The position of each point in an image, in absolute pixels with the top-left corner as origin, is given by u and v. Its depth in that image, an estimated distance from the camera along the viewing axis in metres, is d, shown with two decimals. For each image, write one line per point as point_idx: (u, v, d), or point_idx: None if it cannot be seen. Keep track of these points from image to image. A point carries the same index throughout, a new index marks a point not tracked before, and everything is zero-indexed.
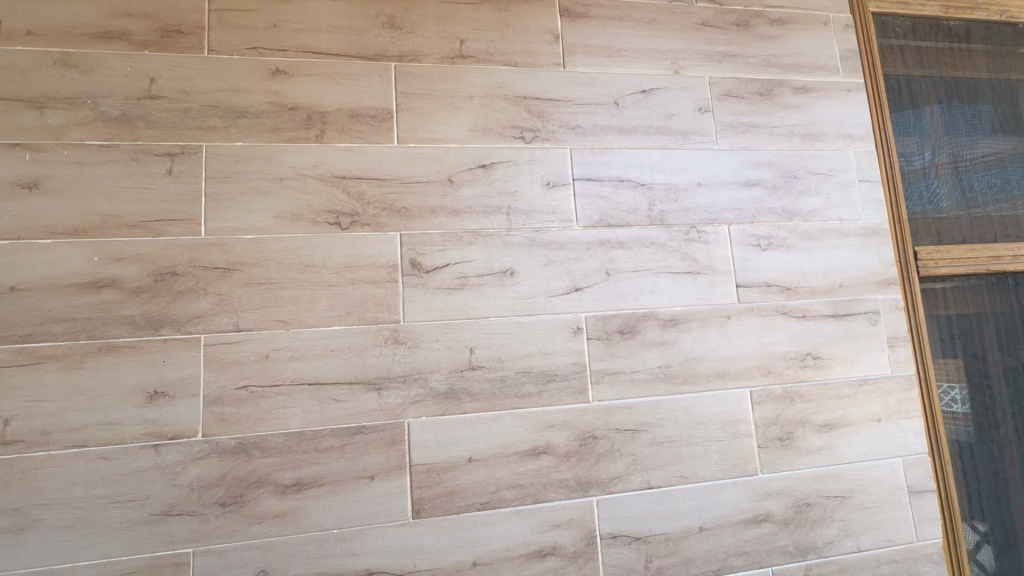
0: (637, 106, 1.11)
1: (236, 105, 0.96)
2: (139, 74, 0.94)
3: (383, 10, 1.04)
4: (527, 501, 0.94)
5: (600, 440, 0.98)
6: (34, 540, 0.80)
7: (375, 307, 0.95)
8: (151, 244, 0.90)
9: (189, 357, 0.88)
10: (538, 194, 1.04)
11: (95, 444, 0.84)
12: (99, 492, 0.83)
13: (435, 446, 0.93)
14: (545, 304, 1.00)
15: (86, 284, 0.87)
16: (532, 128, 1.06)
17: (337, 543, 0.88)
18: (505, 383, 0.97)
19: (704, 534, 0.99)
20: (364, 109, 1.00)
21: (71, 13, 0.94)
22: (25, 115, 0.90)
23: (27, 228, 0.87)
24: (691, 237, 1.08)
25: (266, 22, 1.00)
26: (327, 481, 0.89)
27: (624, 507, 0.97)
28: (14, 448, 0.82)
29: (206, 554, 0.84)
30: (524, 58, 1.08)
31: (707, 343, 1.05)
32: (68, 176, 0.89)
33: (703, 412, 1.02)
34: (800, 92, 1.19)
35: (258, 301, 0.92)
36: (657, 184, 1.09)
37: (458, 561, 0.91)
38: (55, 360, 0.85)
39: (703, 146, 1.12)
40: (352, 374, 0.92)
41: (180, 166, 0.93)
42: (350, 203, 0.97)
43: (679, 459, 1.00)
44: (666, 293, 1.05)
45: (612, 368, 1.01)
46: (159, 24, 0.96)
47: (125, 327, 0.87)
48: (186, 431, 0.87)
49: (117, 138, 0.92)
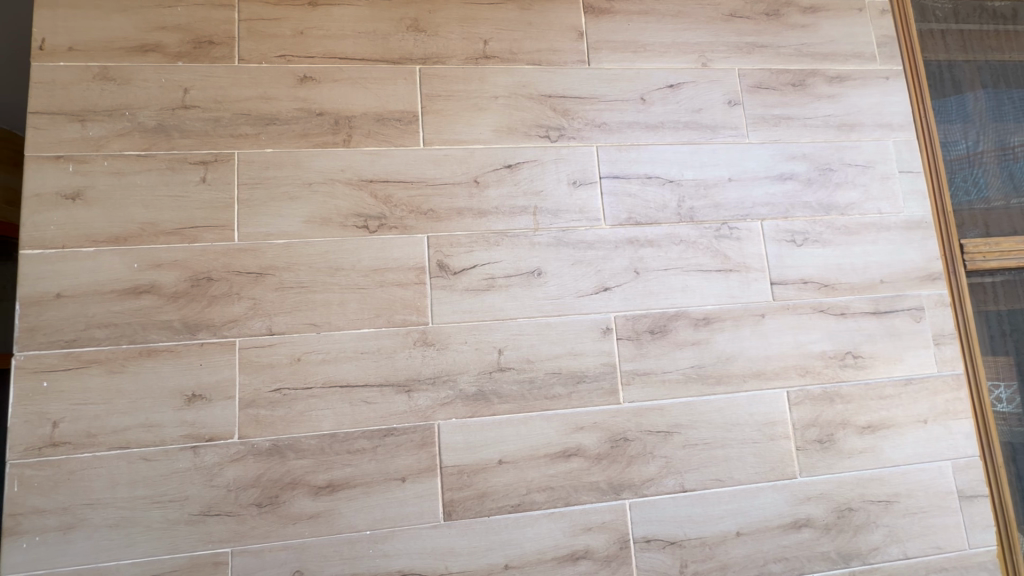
0: (663, 101, 1.09)
1: (266, 112, 0.98)
2: (173, 85, 0.97)
3: (407, 14, 1.05)
4: (558, 504, 0.93)
5: (632, 442, 0.97)
6: (80, 538, 0.83)
7: (403, 309, 0.95)
8: (187, 251, 0.92)
9: (223, 360, 0.90)
10: (564, 193, 1.03)
11: (137, 445, 0.86)
12: (142, 492, 0.85)
13: (465, 448, 0.93)
14: (573, 305, 0.99)
15: (126, 290, 0.90)
16: (557, 126, 1.05)
17: (369, 545, 0.88)
18: (534, 385, 0.96)
19: (741, 539, 0.96)
20: (390, 112, 1.01)
21: (109, 27, 0.97)
22: (67, 128, 0.93)
23: (71, 236, 0.90)
24: (722, 234, 1.05)
25: (293, 30, 1.01)
26: (359, 482, 0.90)
27: (658, 510, 0.95)
28: (61, 449, 0.85)
29: (244, 554, 0.86)
30: (548, 57, 1.07)
31: (740, 342, 1.02)
32: (108, 185, 0.92)
33: (738, 413, 0.99)
34: (835, 81, 1.15)
35: (289, 304, 0.93)
36: (685, 180, 1.06)
37: (490, 564, 0.90)
38: (98, 364, 0.88)
39: (734, 140, 1.09)
40: (382, 376, 0.93)
41: (213, 174, 0.95)
42: (378, 206, 0.98)
43: (713, 461, 0.97)
44: (697, 291, 1.03)
45: (643, 369, 0.99)
46: (191, 36, 0.99)
47: (163, 331, 0.90)
48: (223, 433, 0.88)
49: (153, 147, 0.94)
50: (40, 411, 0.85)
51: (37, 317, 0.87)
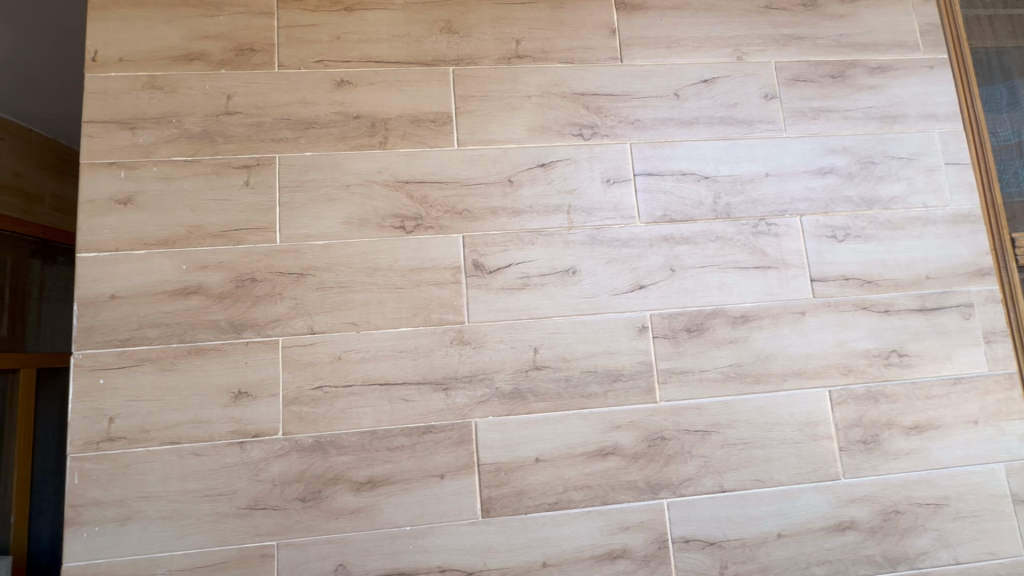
0: (698, 96, 1.07)
1: (305, 117, 1.00)
2: (217, 92, 1.00)
3: (441, 16, 1.06)
4: (595, 503, 0.93)
5: (669, 441, 0.96)
6: (136, 528, 0.86)
7: (440, 308, 0.96)
8: (232, 252, 0.95)
9: (268, 358, 0.93)
10: (597, 191, 1.02)
11: (187, 440, 0.89)
12: (193, 486, 0.88)
13: (502, 445, 0.93)
14: (609, 303, 0.99)
15: (175, 291, 0.93)
16: (591, 124, 1.05)
17: (410, 540, 0.89)
18: (570, 383, 0.96)
19: (783, 541, 0.94)
20: (425, 114, 1.02)
21: (156, 38, 1.01)
22: (119, 135, 0.97)
23: (123, 239, 0.94)
24: (760, 230, 1.04)
25: (330, 35, 1.03)
26: (399, 479, 0.91)
27: (697, 510, 0.94)
28: (117, 444, 0.88)
29: (289, 547, 0.88)
30: (580, 54, 1.07)
31: (780, 341, 1.00)
32: (157, 190, 0.96)
33: (778, 413, 0.98)
34: (876, 72, 1.12)
35: (329, 304, 0.95)
36: (722, 176, 1.05)
37: (528, 561, 0.90)
38: (150, 362, 0.91)
39: (771, 135, 1.07)
40: (420, 374, 0.94)
41: (256, 177, 0.98)
42: (414, 207, 0.99)
43: (752, 461, 0.96)
44: (734, 289, 1.01)
45: (680, 367, 0.98)
46: (233, 44, 1.02)
47: (210, 331, 0.93)
48: (268, 430, 0.91)
49: (199, 153, 0.97)
50: (97, 407, 0.89)
51: (94, 317, 0.91)
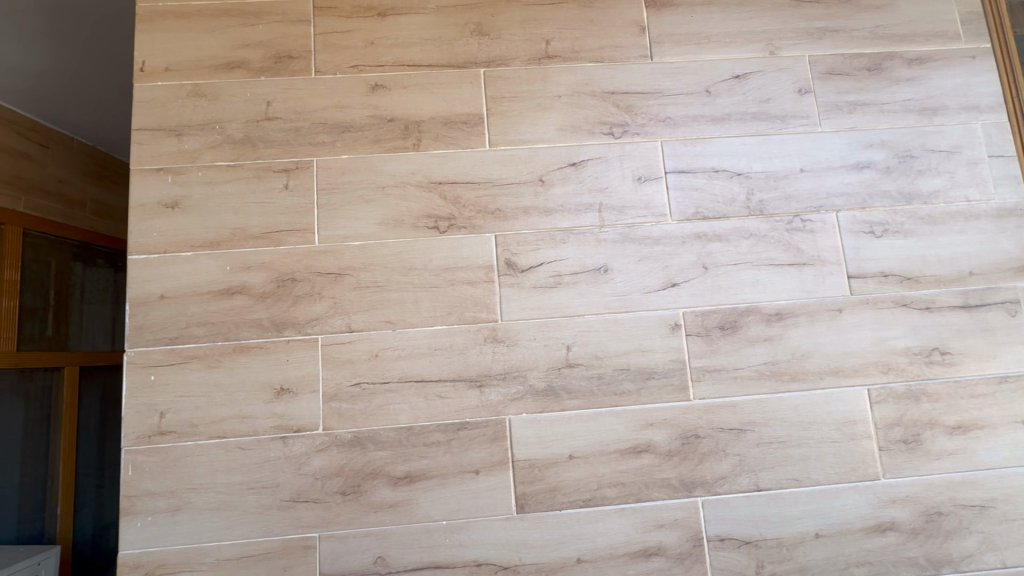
0: (729, 92, 1.07)
1: (341, 121, 1.03)
2: (257, 98, 1.03)
3: (471, 19, 1.07)
4: (629, 500, 0.93)
5: (703, 439, 0.95)
6: (186, 519, 0.90)
7: (473, 306, 0.98)
8: (273, 253, 0.98)
9: (308, 356, 0.96)
10: (628, 190, 1.03)
11: (233, 434, 0.93)
12: (238, 479, 0.91)
13: (536, 442, 0.94)
14: (641, 300, 0.99)
15: (220, 291, 0.97)
16: (621, 123, 1.05)
17: (446, 535, 0.91)
18: (603, 381, 0.96)
19: (821, 541, 0.93)
20: (457, 115, 1.04)
21: (200, 48, 1.05)
22: (166, 142, 1.01)
23: (171, 242, 0.98)
24: (795, 226, 1.02)
25: (364, 41, 1.06)
26: (435, 474, 0.93)
27: (732, 509, 0.94)
28: (168, 437, 0.92)
29: (330, 539, 0.91)
30: (610, 53, 1.07)
31: (816, 339, 0.99)
32: (202, 194, 1.00)
33: (815, 411, 0.96)
34: (914, 64, 1.09)
35: (367, 303, 0.97)
36: (755, 173, 1.04)
37: (563, 557, 0.91)
38: (198, 360, 0.95)
39: (805, 130, 1.06)
40: (454, 372, 0.96)
41: (295, 181, 1.01)
42: (447, 207, 1.01)
43: (789, 460, 0.95)
44: (769, 286, 1.00)
45: (713, 365, 0.98)
46: (272, 52, 1.05)
47: (254, 329, 0.96)
48: (309, 425, 0.94)
49: (241, 158, 1.01)
50: (149, 402, 0.93)
51: (145, 316, 0.95)
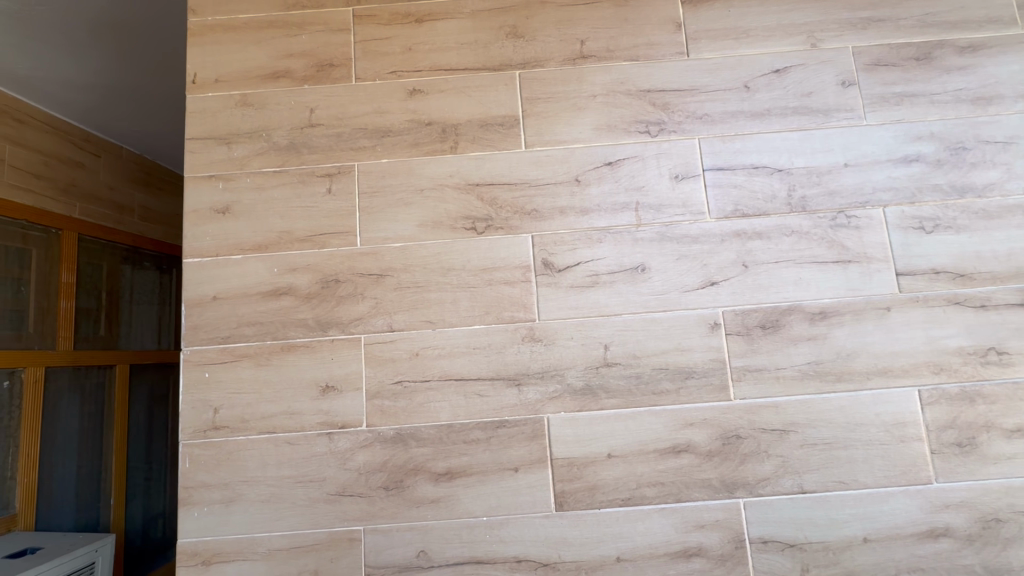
0: (769, 87, 1.05)
1: (381, 125, 1.06)
2: (301, 106, 1.07)
3: (506, 21, 1.09)
4: (668, 500, 0.93)
5: (745, 439, 0.94)
6: (238, 510, 0.94)
7: (511, 306, 0.99)
8: (317, 255, 1.02)
9: (352, 355, 0.99)
10: (666, 187, 1.02)
11: (282, 430, 0.97)
12: (287, 472, 0.95)
13: (574, 441, 0.95)
14: (679, 300, 0.98)
15: (269, 292, 1.01)
16: (658, 121, 1.04)
17: (487, 531, 0.93)
18: (641, 380, 0.96)
19: (869, 545, 0.90)
20: (493, 118, 1.05)
21: (247, 59, 1.09)
22: (217, 150, 1.06)
23: (222, 245, 1.02)
24: (839, 223, 1.00)
25: (402, 47, 1.08)
26: (475, 471, 0.95)
27: (775, 511, 0.92)
28: (221, 432, 0.97)
29: (375, 532, 0.93)
30: (645, 51, 1.07)
31: (862, 339, 0.96)
32: (251, 200, 1.04)
33: (862, 412, 0.94)
34: (966, 52, 1.05)
35: (407, 303, 1.00)
36: (796, 168, 1.02)
37: (602, 555, 0.92)
38: (248, 358, 0.99)
39: (850, 123, 1.03)
40: (493, 370, 0.97)
41: (337, 185, 1.04)
42: (484, 208, 1.02)
43: (835, 462, 0.93)
44: (812, 284, 0.98)
45: (754, 365, 0.96)
46: (314, 61, 1.09)
47: (300, 329, 1.00)
48: (353, 421, 0.97)
49: (287, 164, 1.05)
50: (203, 398, 0.98)
51: (199, 316, 1.00)
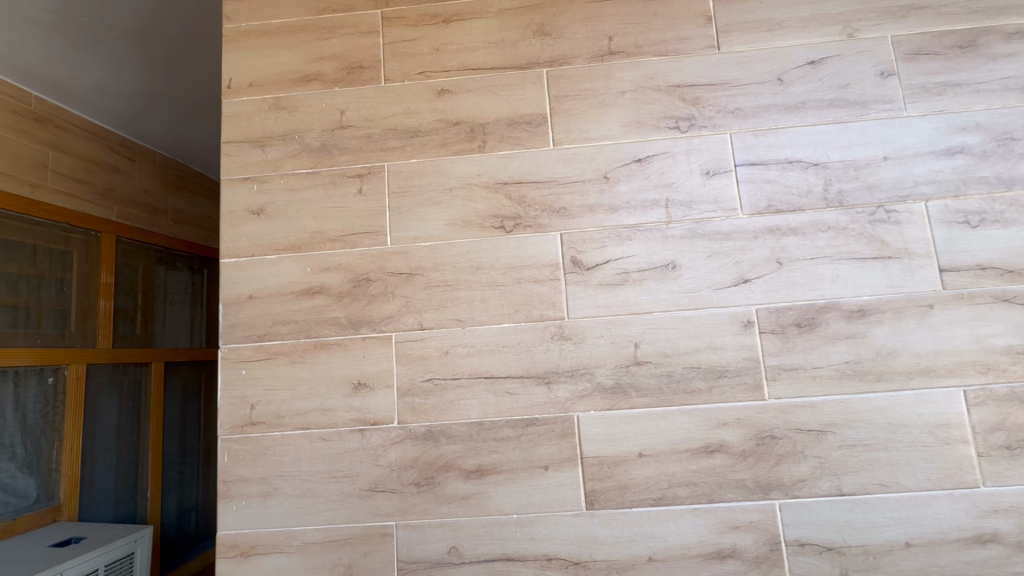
0: (804, 79, 1.02)
1: (410, 126, 1.07)
2: (332, 108, 1.09)
3: (534, 20, 1.09)
4: (701, 500, 0.92)
5: (780, 440, 0.92)
6: (275, 503, 0.97)
7: (540, 304, 0.99)
8: (349, 255, 1.03)
9: (383, 353, 1.00)
10: (696, 184, 1.01)
11: (316, 426, 0.99)
12: (321, 468, 0.97)
13: (605, 439, 0.95)
14: (711, 298, 0.97)
15: (302, 290, 1.03)
16: (688, 116, 1.03)
17: (517, 528, 0.93)
18: (673, 379, 0.95)
19: (912, 550, 0.88)
20: (521, 116, 1.05)
21: (280, 63, 1.12)
22: (251, 153, 1.08)
23: (257, 246, 1.05)
24: (878, 218, 0.97)
25: (430, 48, 1.09)
26: (505, 468, 0.95)
27: (812, 513, 0.90)
28: (258, 427, 0.99)
29: (407, 528, 0.95)
30: (675, 46, 1.05)
31: (903, 337, 0.93)
32: (284, 201, 1.06)
33: (904, 413, 0.91)
34: (1014, 38, 1.01)
35: (437, 301, 1.01)
36: (833, 162, 0.99)
37: (634, 555, 0.91)
38: (283, 355, 1.01)
39: (889, 115, 1.00)
40: (523, 368, 0.98)
41: (368, 185, 1.05)
42: (513, 207, 1.03)
43: (875, 464, 0.90)
44: (850, 281, 0.95)
45: (790, 364, 0.94)
46: (344, 63, 1.10)
47: (333, 327, 1.02)
48: (385, 418, 0.98)
49: (318, 165, 1.07)
50: (240, 394, 1.00)
51: (236, 315, 1.03)
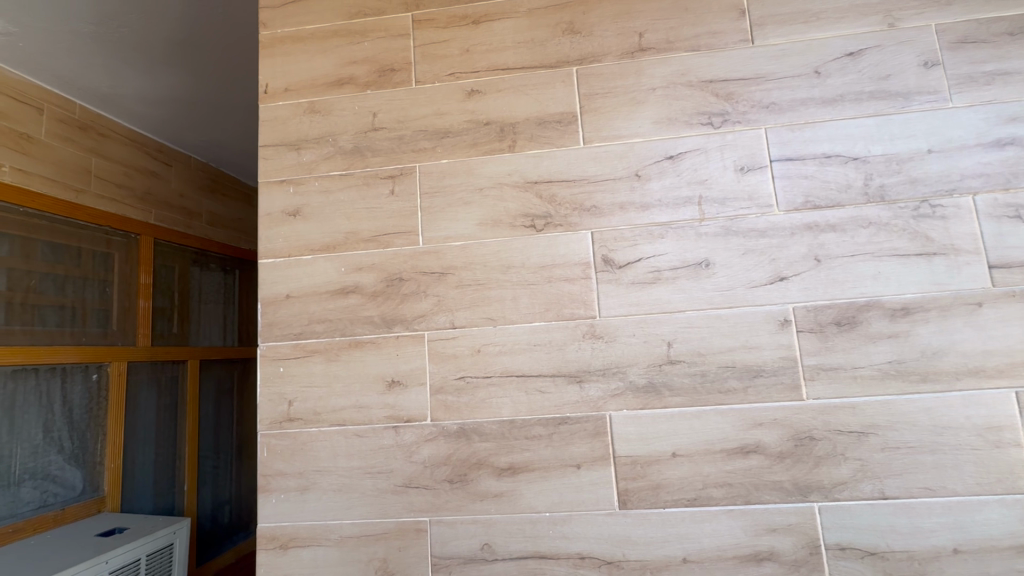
0: (842, 72, 0.99)
1: (440, 127, 1.08)
2: (364, 111, 1.11)
3: (563, 18, 1.08)
4: (737, 501, 0.90)
5: (819, 441, 0.90)
6: (313, 498, 0.99)
7: (571, 302, 0.99)
8: (382, 255, 1.05)
9: (415, 351, 1.02)
10: (730, 180, 0.99)
11: (351, 422, 1.01)
12: (357, 463, 0.99)
13: (638, 439, 0.94)
14: (746, 296, 0.95)
15: (337, 290, 1.05)
16: (721, 112, 1.01)
17: (550, 526, 0.93)
18: (707, 378, 0.94)
19: (960, 557, 0.85)
20: (550, 115, 1.05)
21: (314, 68, 1.14)
22: (287, 156, 1.11)
23: (293, 246, 1.08)
24: (922, 213, 0.94)
25: (460, 49, 1.10)
26: (537, 466, 0.95)
27: (853, 517, 0.88)
28: (296, 423, 1.02)
29: (440, 524, 0.96)
30: (707, 40, 1.04)
31: (950, 336, 0.90)
32: (319, 202, 1.09)
33: (951, 415, 0.88)
34: None
35: (468, 300, 1.02)
36: (873, 157, 0.96)
37: (668, 556, 0.90)
38: (319, 353, 1.04)
39: (933, 106, 0.97)
40: (554, 367, 0.98)
41: (400, 186, 1.07)
42: (543, 206, 1.03)
43: (920, 468, 0.87)
44: (892, 279, 0.93)
45: (829, 364, 0.92)
46: (376, 66, 1.12)
47: (367, 326, 1.04)
48: (418, 415, 0.99)
49: (352, 167, 1.09)
50: (279, 391, 1.03)
51: (274, 314, 1.06)
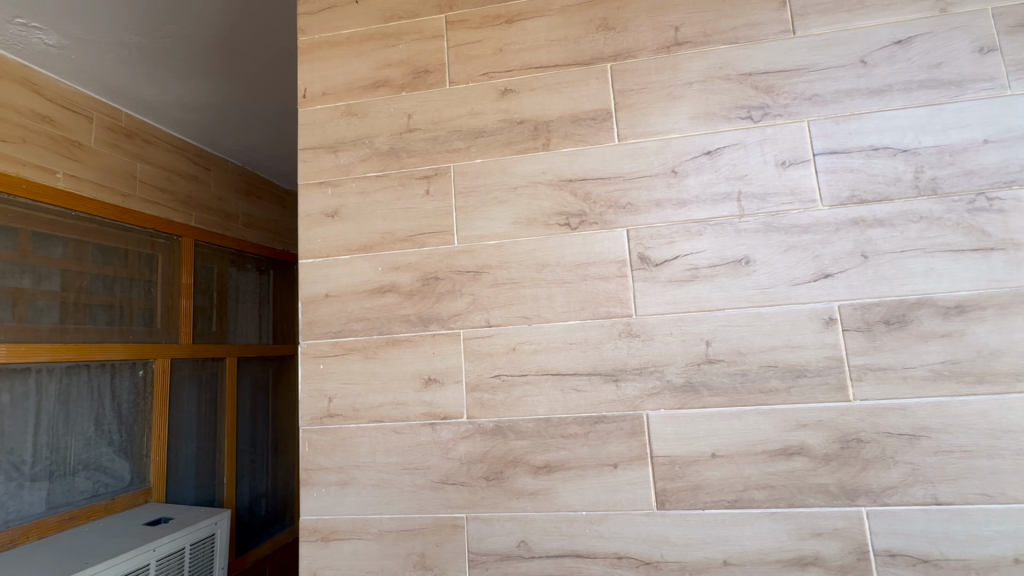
0: (890, 61, 0.96)
1: (474, 126, 1.09)
2: (399, 112, 1.12)
3: (597, 14, 1.08)
4: (780, 504, 0.88)
5: (867, 444, 0.87)
6: (352, 492, 1.01)
7: (607, 301, 0.98)
8: (418, 254, 1.07)
9: (451, 349, 1.03)
10: (771, 175, 0.97)
11: (389, 419, 1.03)
12: (395, 459, 1.01)
13: (675, 439, 0.93)
14: (788, 294, 0.93)
15: (374, 289, 1.07)
16: (761, 105, 0.99)
17: (587, 525, 0.93)
18: (747, 378, 0.92)
19: (1021, 567, 0.81)
20: (585, 112, 1.05)
21: (351, 71, 1.16)
22: (326, 158, 1.14)
23: (332, 246, 1.10)
24: (978, 206, 0.89)
25: (493, 49, 1.11)
26: (574, 465, 0.95)
27: (904, 522, 0.85)
28: (336, 419, 1.04)
29: (477, 520, 0.97)
30: (746, 32, 1.02)
31: (1009, 336, 0.86)
32: (357, 203, 1.11)
33: (1010, 418, 0.84)
34: None
35: (503, 299, 1.02)
36: (924, 148, 0.92)
37: (708, 558, 0.89)
38: (357, 351, 1.06)
39: (989, 94, 0.92)
40: (590, 366, 0.97)
41: (435, 186, 1.08)
42: (578, 203, 1.02)
43: (976, 473, 0.84)
44: (946, 275, 0.89)
45: (877, 364, 0.89)
46: (411, 68, 1.14)
47: (403, 324, 1.05)
48: (454, 413, 1.01)
49: (388, 168, 1.11)
50: (319, 387, 1.06)
51: (314, 313, 1.09)
